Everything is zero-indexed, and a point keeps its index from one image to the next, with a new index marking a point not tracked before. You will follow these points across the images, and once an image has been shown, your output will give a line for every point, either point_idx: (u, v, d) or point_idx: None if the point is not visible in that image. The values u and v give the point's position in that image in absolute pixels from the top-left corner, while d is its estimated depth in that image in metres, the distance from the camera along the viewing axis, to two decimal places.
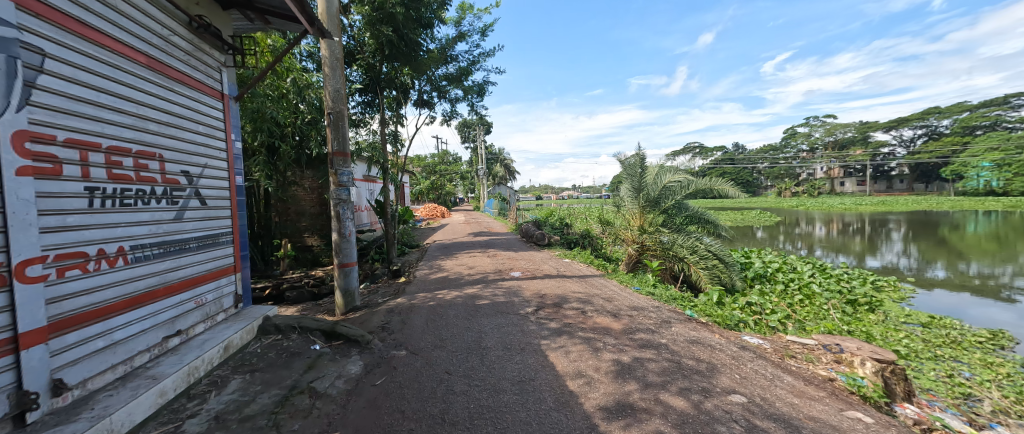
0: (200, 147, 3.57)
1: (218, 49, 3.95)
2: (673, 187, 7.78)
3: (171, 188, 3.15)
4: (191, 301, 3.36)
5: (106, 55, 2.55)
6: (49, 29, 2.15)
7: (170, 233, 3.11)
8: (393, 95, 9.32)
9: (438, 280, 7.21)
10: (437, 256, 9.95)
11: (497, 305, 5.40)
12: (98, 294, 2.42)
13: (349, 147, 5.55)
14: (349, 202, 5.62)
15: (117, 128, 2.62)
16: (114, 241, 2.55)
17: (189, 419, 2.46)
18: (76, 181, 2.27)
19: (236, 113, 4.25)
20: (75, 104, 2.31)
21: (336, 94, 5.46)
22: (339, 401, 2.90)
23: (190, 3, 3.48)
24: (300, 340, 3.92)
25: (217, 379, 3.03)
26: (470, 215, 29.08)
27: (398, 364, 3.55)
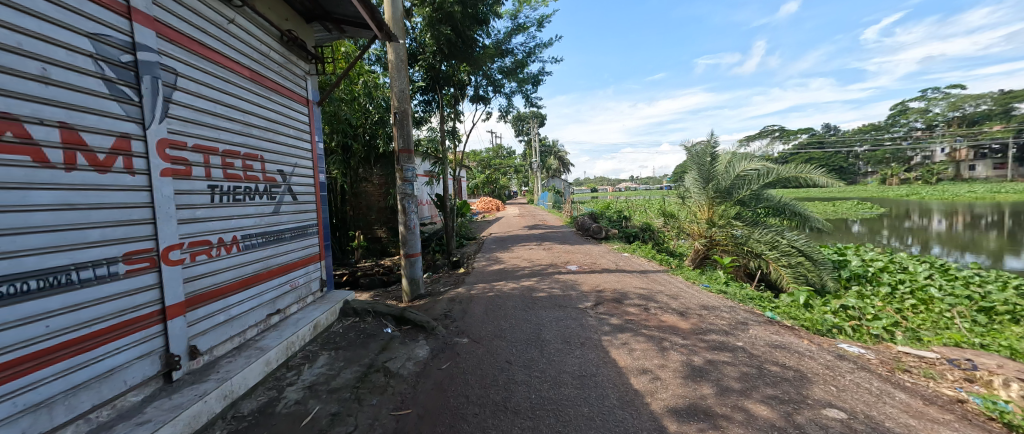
0: (291, 149, 4.01)
1: (304, 60, 4.36)
2: (749, 175, 7.13)
3: (270, 185, 3.59)
4: (287, 284, 3.82)
5: (222, 73, 2.98)
6: (180, 53, 2.56)
7: (269, 225, 3.56)
8: (451, 92, 9.63)
9: (496, 271, 7.38)
10: (494, 249, 10.17)
11: (555, 297, 5.38)
12: (218, 276, 2.85)
13: (412, 144, 5.85)
14: (413, 196, 5.94)
15: (229, 134, 3.03)
16: (229, 231, 2.98)
17: (289, 387, 2.84)
18: (202, 180, 2.69)
19: (319, 117, 4.70)
20: (200, 115, 2.72)
21: (401, 94, 5.78)
22: (410, 381, 3.12)
23: (282, 19, 3.88)
24: (375, 323, 4.29)
25: (308, 353, 3.44)
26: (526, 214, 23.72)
27: (461, 351, 3.71)
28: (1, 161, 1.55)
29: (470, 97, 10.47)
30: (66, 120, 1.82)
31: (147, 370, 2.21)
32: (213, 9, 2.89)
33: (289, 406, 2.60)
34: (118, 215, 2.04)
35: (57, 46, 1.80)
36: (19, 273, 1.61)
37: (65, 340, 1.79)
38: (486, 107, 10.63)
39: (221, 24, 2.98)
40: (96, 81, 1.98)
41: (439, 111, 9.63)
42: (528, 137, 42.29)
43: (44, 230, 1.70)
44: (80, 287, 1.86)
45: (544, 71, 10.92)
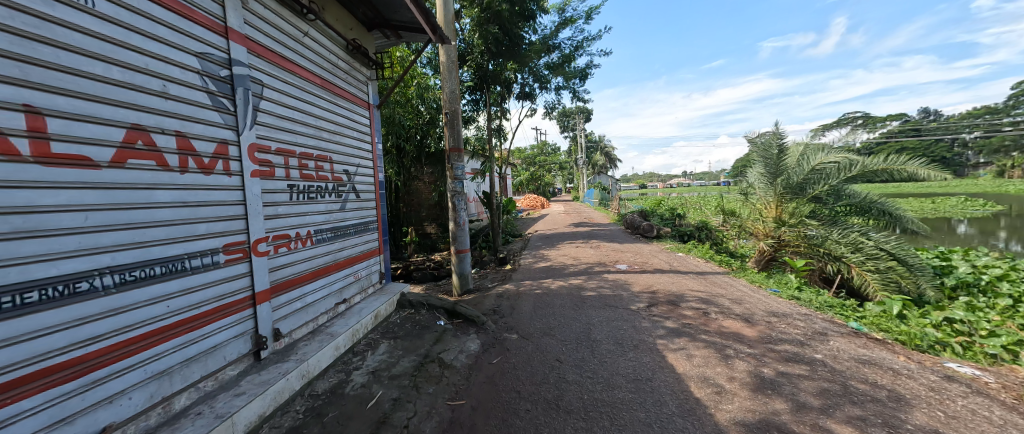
0: (355, 150, 4.30)
1: (366, 66, 4.65)
2: (827, 169, 6.41)
3: (337, 184, 3.88)
4: (351, 275, 4.12)
5: (298, 82, 3.27)
6: (265, 65, 2.86)
7: (337, 220, 3.86)
8: (498, 91, 9.72)
9: (542, 269, 7.36)
10: (540, 246, 10.16)
11: (604, 297, 5.25)
12: (296, 267, 3.14)
13: (462, 143, 6.00)
14: (463, 193, 6.10)
15: (304, 138, 3.32)
16: (304, 226, 3.28)
17: (355, 371, 3.07)
18: (282, 180, 2.98)
19: (378, 119, 4.98)
20: (281, 121, 3.01)
21: (452, 95, 5.95)
22: (463, 373, 3.23)
23: (347, 29, 4.16)
24: (429, 315, 4.49)
25: (371, 341, 3.69)
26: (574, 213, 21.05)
27: (511, 347, 3.76)
28: (134, 166, 1.84)
29: (516, 94, 10.51)
30: (180, 129, 2.11)
31: (241, 348, 2.51)
32: (290, 23, 3.17)
33: (356, 389, 2.81)
34: (218, 211, 2.33)
35: (173, 65, 2.10)
36: (148, 260, 1.91)
37: (180, 318, 2.09)
38: (532, 104, 10.61)
39: (297, 37, 3.27)
40: (201, 94, 2.27)
41: (486, 109, 9.78)
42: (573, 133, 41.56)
43: (164, 224, 1.99)
44: (191, 272, 2.15)
45: (592, 64, 10.64)
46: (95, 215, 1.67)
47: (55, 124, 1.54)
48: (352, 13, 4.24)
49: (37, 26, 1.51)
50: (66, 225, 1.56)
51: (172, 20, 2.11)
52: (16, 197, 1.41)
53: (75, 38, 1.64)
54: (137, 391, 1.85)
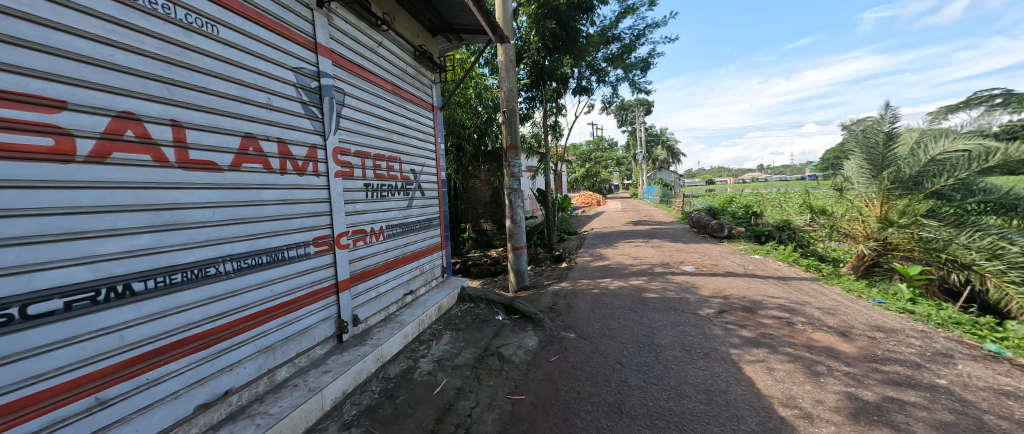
0: (421, 150, 4.55)
1: (431, 70, 4.88)
2: (951, 160, 5.45)
3: (405, 183, 4.14)
4: (417, 269, 4.39)
5: (373, 89, 3.54)
6: (346, 75, 3.14)
7: (405, 217, 4.12)
8: (554, 86, 9.58)
9: (600, 268, 7.15)
10: (597, 244, 9.88)
11: (669, 300, 4.95)
12: (370, 260, 3.42)
13: (519, 141, 6.04)
14: (519, 191, 6.15)
15: (378, 140, 3.58)
16: (378, 222, 3.56)
17: (422, 359, 3.27)
18: (359, 180, 3.26)
19: (441, 120, 5.20)
20: (359, 126, 3.29)
21: (510, 93, 6.01)
22: (522, 368, 3.28)
23: (415, 36, 4.40)
24: (487, 310, 4.62)
25: (435, 331, 3.90)
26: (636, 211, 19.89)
27: (569, 345, 3.72)
28: (247, 169, 2.16)
29: (573, 89, 10.31)
30: (280, 136, 2.41)
31: (327, 330, 2.81)
32: (366, 35, 3.45)
33: (423, 376, 2.99)
34: (309, 208, 2.63)
35: (275, 80, 2.41)
36: (257, 250, 2.22)
37: (281, 302, 2.40)
38: (590, 98, 10.33)
39: (372, 47, 3.54)
40: (296, 104, 2.57)
41: (542, 106, 9.71)
42: (631, 127, 39.69)
43: (269, 219, 2.30)
44: (288, 261, 2.46)
45: (655, 53, 10.04)
46: (220, 211, 1.99)
47: (191, 135, 1.85)
48: (419, 20, 4.46)
49: (179, 54, 1.82)
50: (200, 219, 1.88)
51: (274, 40, 2.41)
52: (167, 197, 1.72)
53: (205, 62, 1.96)
54: (250, 362, 2.16)
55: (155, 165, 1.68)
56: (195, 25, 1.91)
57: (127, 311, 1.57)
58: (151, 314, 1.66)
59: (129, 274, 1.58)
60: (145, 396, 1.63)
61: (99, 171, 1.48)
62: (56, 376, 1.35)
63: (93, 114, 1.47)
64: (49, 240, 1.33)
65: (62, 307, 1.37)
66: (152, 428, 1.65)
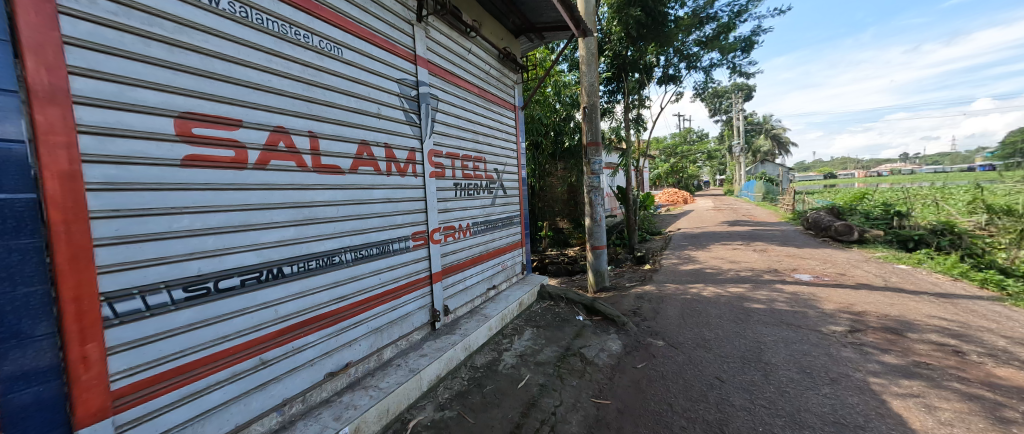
0: (504, 150, 4.69)
1: (514, 71, 4.99)
2: None
3: (489, 182, 4.31)
4: (499, 264, 4.54)
5: (462, 93, 3.75)
6: (440, 82, 3.38)
7: (489, 214, 4.30)
8: (637, 78, 9.01)
9: (690, 272, 6.53)
10: (685, 246, 9.06)
11: (778, 312, 4.30)
12: (459, 255, 3.64)
13: (600, 136, 5.82)
14: (600, 188, 5.94)
15: (466, 142, 3.78)
16: (465, 219, 3.77)
17: (505, 352, 3.37)
18: (450, 179, 3.49)
19: (523, 120, 5.28)
20: (450, 129, 3.51)
21: (591, 88, 5.82)
22: (606, 372, 3.17)
23: (499, 39, 4.54)
24: (568, 309, 4.57)
25: (516, 326, 4.00)
26: (732, 210, 17.76)
27: (657, 353, 3.48)
28: (362, 172, 2.47)
29: (659, 79, 9.58)
30: (387, 141, 2.70)
31: (423, 318, 3.08)
32: (457, 43, 3.66)
33: (507, 369, 3.08)
34: (408, 206, 2.91)
35: (384, 92, 2.71)
36: (369, 242, 2.54)
37: (388, 289, 2.70)
38: (678, 87, 9.50)
39: (462, 54, 3.75)
40: (400, 112, 2.85)
41: (624, 99, 9.20)
42: (726, 115, 35.41)
43: (378, 216, 2.60)
44: (393, 253, 2.76)
45: (760, 29, 8.78)
46: (343, 208, 2.30)
47: (323, 144, 2.18)
48: (503, 24, 4.60)
49: (315, 76, 2.16)
50: (328, 215, 2.21)
51: (384, 56, 2.71)
52: (305, 196, 2.06)
53: (334, 80, 2.28)
54: (364, 340, 2.47)
55: (299, 169, 2.02)
56: (327, 50, 2.25)
57: (281, 289, 1.93)
58: (296, 293, 2.01)
59: (282, 259, 1.93)
60: (291, 360, 1.97)
61: (262, 175, 1.83)
62: (235, 338, 1.71)
63: (258, 129, 1.82)
64: (230, 231, 1.69)
65: (239, 283, 1.73)
66: (296, 387, 1.99)
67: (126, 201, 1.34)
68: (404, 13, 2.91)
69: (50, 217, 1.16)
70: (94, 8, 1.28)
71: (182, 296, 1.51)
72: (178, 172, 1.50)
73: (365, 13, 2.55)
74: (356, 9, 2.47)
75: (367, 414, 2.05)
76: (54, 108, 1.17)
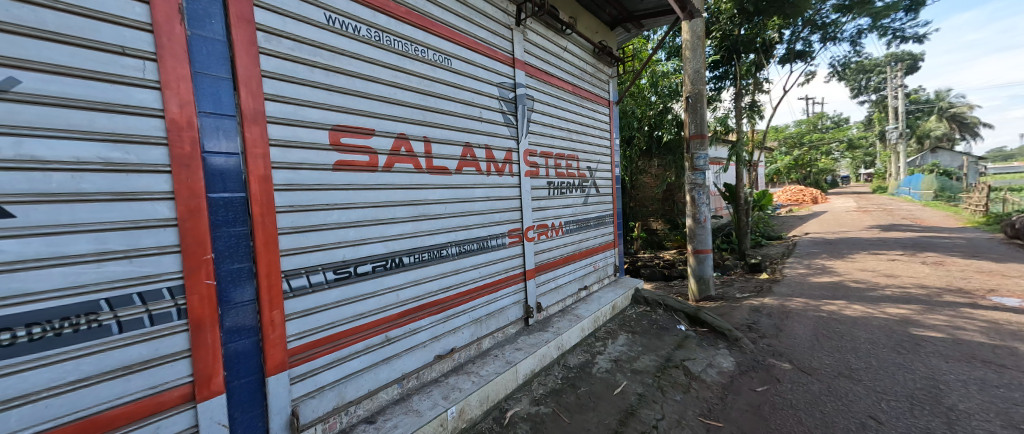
0: (597, 147, 4.55)
1: (609, 65, 4.81)
2: None
3: (582, 180, 4.23)
4: (591, 265, 4.43)
5: (557, 92, 3.75)
6: (536, 83, 3.43)
7: (581, 213, 4.22)
8: (753, 59, 7.86)
9: (824, 285, 5.44)
10: (816, 254, 7.58)
11: (966, 345, 3.29)
12: (552, 253, 3.66)
13: (707, 128, 5.21)
14: (705, 186, 5.33)
15: (559, 140, 3.77)
16: (558, 218, 3.77)
17: (599, 355, 3.27)
18: (543, 178, 3.52)
19: (617, 115, 5.04)
20: (544, 128, 3.55)
21: (696, 75, 5.26)
22: (716, 391, 2.83)
23: (594, 33, 4.42)
24: (667, 317, 4.22)
25: (610, 330, 3.84)
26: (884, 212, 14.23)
27: (782, 377, 2.99)
28: (466, 172, 2.66)
29: (781, 58, 8.20)
30: (487, 143, 2.85)
31: (517, 313, 3.18)
32: (553, 42, 3.69)
33: (602, 373, 2.98)
34: (505, 204, 3.04)
35: (486, 96, 2.87)
36: (471, 238, 2.72)
37: (487, 282, 2.85)
38: (808, 65, 7.99)
39: (557, 53, 3.76)
40: (499, 115, 2.98)
41: (735, 85, 8.10)
42: (877, 94, 28.46)
43: (478, 213, 2.77)
44: (491, 249, 2.91)
45: None
46: (449, 206, 2.52)
47: (434, 148, 2.41)
48: (598, 17, 4.48)
49: (429, 86, 2.39)
50: (438, 212, 2.43)
51: (486, 63, 2.87)
52: (421, 195, 2.30)
53: (444, 89, 2.50)
54: (466, 329, 2.65)
55: (415, 171, 2.27)
56: (439, 61, 2.47)
57: (402, 276, 2.19)
58: (413, 281, 2.27)
59: (402, 250, 2.19)
60: (408, 341, 2.22)
61: (389, 177, 2.11)
62: (368, 316, 2.00)
63: (386, 137, 2.10)
64: (365, 224, 1.98)
65: (372, 269, 2.02)
66: (412, 365, 2.24)
67: (297, 199, 1.68)
68: (504, 19, 3.04)
69: (253, 211, 1.52)
70: (279, 46, 1.64)
71: (332, 277, 1.83)
72: (330, 175, 1.82)
73: (471, 23, 2.73)
74: (463, 21, 2.67)
75: (470, 398, 2.20)
76: (255, 128, 1.53)
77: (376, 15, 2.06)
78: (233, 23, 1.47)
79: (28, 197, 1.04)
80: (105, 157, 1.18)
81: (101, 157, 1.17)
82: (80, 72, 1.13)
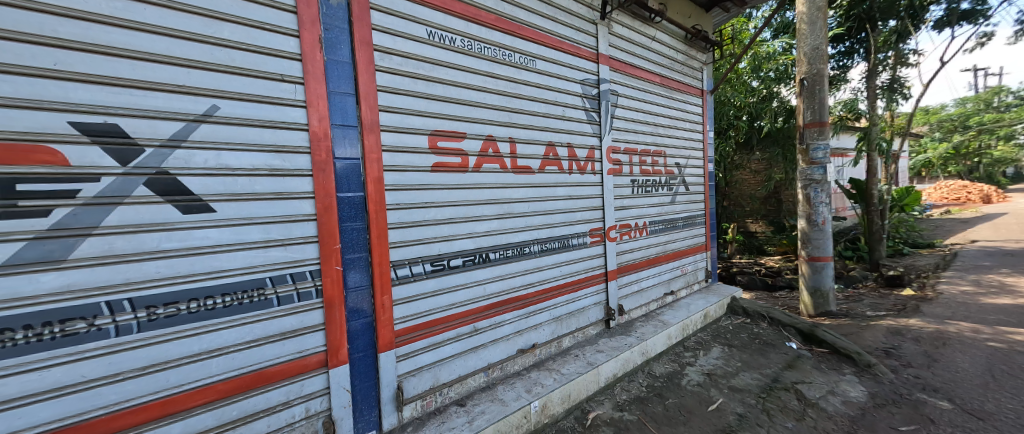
0: (687, 141, 4.20)
1: (703, 50, 4.40)
2: None
3: (669, 177, 3.94)
4: (679, 269, 4.11)
5: (643, 85, 3.55)
6: (620, 77, 3.30)
7: (668, 213, 3.94)
8: (894, 26, 6.42)
9: (1003, 308, 4.21)
10: (990, 268, 5.90)
11: None
12: (635, 254, 3.49)
13: (828, 114, 4.42)
14: (825, 183, 4.50)
15: (645, 136, 3.57)
16: (642, 218, 3.57)
17: (689, 367, 3.02)
18: (627, 176, 3.38)
19: (712, 105, 4.58)
20: (629, 124, 3.39)
21: (815, 53, 4.49)
22: (840, 423, 2.40)
23: (687, 18, 4.08)
24: (772, 332, 3.71)
25: (701, 341, 3.51)
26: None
27: (938, 418, 2.40)
28: (549, 171, 2.68)
29: (938, 20, 6.55)
30: (569, 142, 2.84)
31: (598, 315, 3.10)
32: (641, 33, 3.51)
33: (693, 386, 2.75)
34: (587, 203, 2.99)
35: (569, 94, 2.85)
36: (552, 236, 2.74)
37: (568, 280, 2.84)
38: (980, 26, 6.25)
39: (644, 43, 3.56)
40: (582, 113, 2.94)
41: (867, 61, 6.72)
42: None
43: (560, 212, 2.77)
44: (573, 248, 2.89)
45: None
46: (532, 204, 2.57)
47: (519, 148, 2.49)
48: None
49: (515, 88, 2.47)
50: (522, 210, 2.50)
51: (570, 60, 2.85)
52: (505, 194, 2.39)
53: (528, 90, 2.55)
54: (546, 326, 2.68)
55: (501, 171, 2.37)
56: (525, 64, 2.54)
57: (488, 271, 2.31)
58: (498, 276, 2.37)
59: (488, 247, 2.31)
60: (493, 333, 2.33)
61: (478, 176, 2.24)
62: (459, 306, 2.15)
63: (476, 139, 2.24)
64: (457, 221, 2.14)
65: (463, 263, 2.17)
66: (497, 356, 2.35)
67: (402, 198, 1.89)
68: (589, 14, 2.99)
69: (369, 208, 1.75)
70: (391, 62, 1.86)
71: (430, 268, 2.02)
72: (429, 176, 2.00)
73: (556, 23, 2.75)
74: (549, 22, 2.70)
75: (553, 395, 2.22)
76: (372, 135, 1.76)
77: (469, 25, 2.21)
78: (356, 46, 1.71)
79: (221, 197, 1.35)
80: (270, 165, 1.46)
81: (267, 164, 1.46)
82: (255, 98, 1.43)
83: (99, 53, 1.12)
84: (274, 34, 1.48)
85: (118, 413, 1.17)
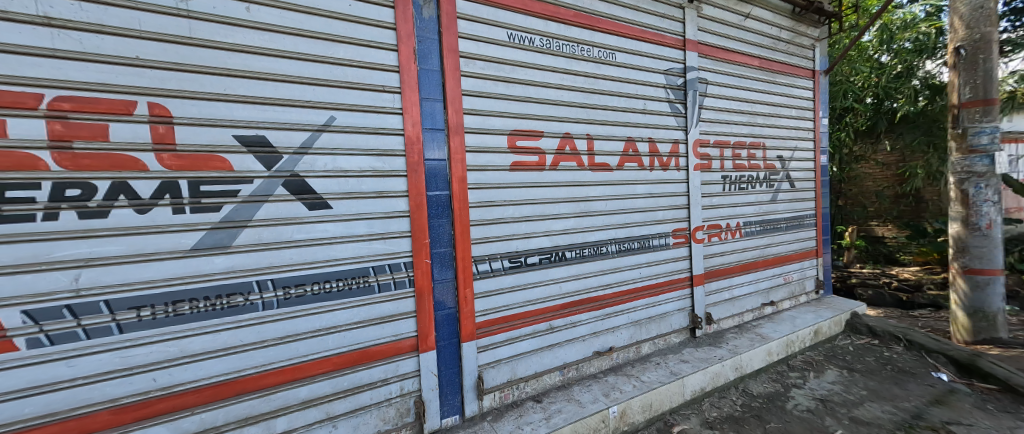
0: (793, 131, 3.66)
1: (815, 25, 3.79)
2: None
3: (770, 172, 3.48)
4: (781, 276, 3.60)
5: (737, 70, 3.19)
6: (710, 63, 3.01)
7: (767, 213, 3.48)
8: None
9: None
10: None
11: None
12: (726, 258, 3.16)
13: (999, 89, 3.45)
14: (993, 176, 3.53)
15: (739, 126, 3.20)
16: (734, 218, 3.21)
17: (795, 390, 2.63)
18: (717, 171, 3.06)
19: (826, 87, 3.93)
20: (720, 114, 3.07)
21: (979, 13, 3.55)
22: None
23: None
24: (912, 359, 3.05)
25: (811, 361, 3.04)
26: None
27: None
28: (628, 168, 2.56)
29: None
30: (651, 136, 2.68)
31: (682, 322, 2.88)
32: (735, 12, 3.15)
33: (802, 411, 2.39)
34: (670, 201, 2.79)
35: (652, 86, 2.69)
36: (631, 236, 2.61)
37: (648, 283, 2.69)
38: None
39: (739, 24, 3.20)
40: (665, 104, 2.75)
41: None
42: None
43: (639, 211, 2.63)
44: (654, 249, 2.72)
45: None
46: (609, 203, 2.48)
47: (597, 144, 2.42)
48: None
49: (593, 83, 2.41)
50: (599, 208, 2.43)
51: (653, 49, 2.69)
52: (582, 192, 2.35)
53: (607, 84, 2.47)
54: (624, 330, 2.57)
55: (578, 169, 2.33)
56: (604, 57, 2.46)
57: (565, 270, 2.29)
58: (574, 275, 2.34)
59: (564, 245, 2.29)
60: (569, 332, 2.31)
61: (554, 174, 2.23)
62: (536, 304, 2.18)
63: (553, 137, 2.24)
64: (534, 218, 2.17)
65: (539, 261, 2.19)
66: (572, 356, 2.32)
67: (483, 196, 1.98)
68: None
69: (454, 205, 1.86)
70: (473, 67, 1.95)
71: (508, 265, 2.08)
72: (507, 175, 2.06)
73: (637, 12, 2.61)
74: (630, 11, 2.57)
75: (633, 401, 2.11)
76: (457, 137, 1.87)
77: (548, 24, 2.22)
78: (445, 54, 1.83)
79: (335, 195, 1.56)
80: (374, 167, 1.65)
81: (371, 167, 1.64)
82: (363, 108, 1.62)
83: (253, 78, 1.38)
84: (378, 50, 1.66)
85: (263, 373, 1.42)
